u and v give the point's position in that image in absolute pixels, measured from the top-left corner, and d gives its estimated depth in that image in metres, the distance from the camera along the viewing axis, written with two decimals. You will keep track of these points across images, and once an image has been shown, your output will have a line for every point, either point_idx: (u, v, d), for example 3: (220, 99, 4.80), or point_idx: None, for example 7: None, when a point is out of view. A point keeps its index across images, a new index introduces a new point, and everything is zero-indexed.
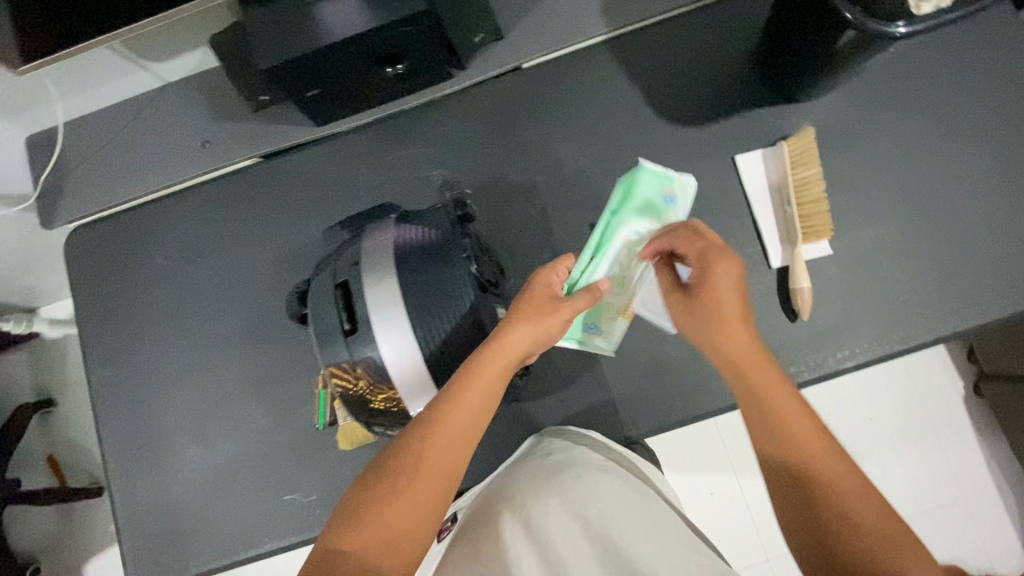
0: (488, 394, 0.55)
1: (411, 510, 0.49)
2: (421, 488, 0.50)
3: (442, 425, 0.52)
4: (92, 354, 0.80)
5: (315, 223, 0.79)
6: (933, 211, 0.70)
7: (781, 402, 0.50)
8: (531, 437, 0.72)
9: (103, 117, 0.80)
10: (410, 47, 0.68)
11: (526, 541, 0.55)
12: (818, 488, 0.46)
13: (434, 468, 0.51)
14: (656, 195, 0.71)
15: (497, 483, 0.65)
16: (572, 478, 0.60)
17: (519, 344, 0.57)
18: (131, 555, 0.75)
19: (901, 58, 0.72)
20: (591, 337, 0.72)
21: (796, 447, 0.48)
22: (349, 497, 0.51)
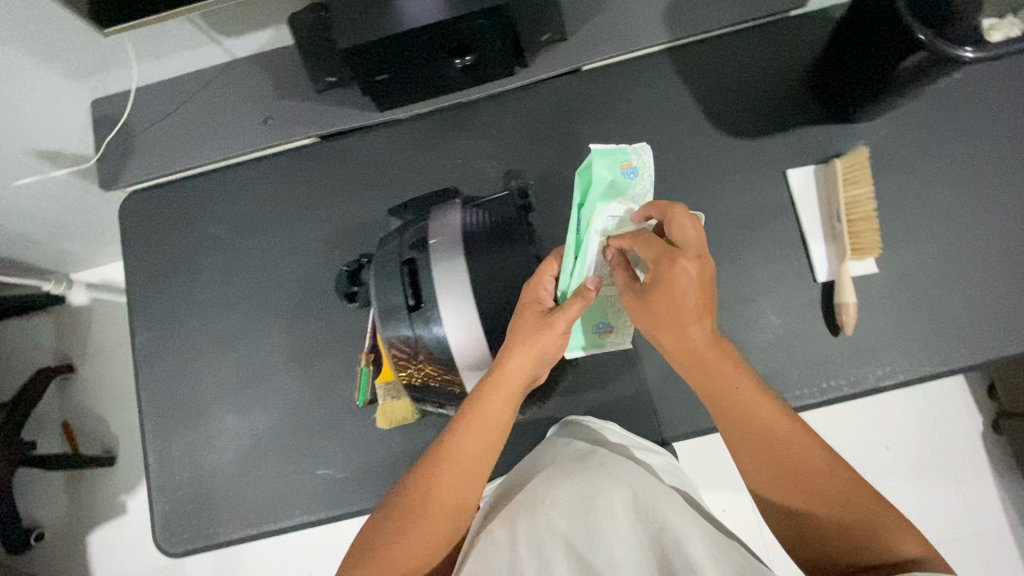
0: (495, 424, 0.55)
1: (423, 545, 0.53)
2: (430, 523, 0.53)
3: (450, 460, 0.54)
4: (140, 317, 0.81)
5: (368, 206, 0.81)
6: (980, 239, 0.71)
7: (760, 411, 0.51)
8: (554, 431, 0.72)
9: (169, 87, 0.82)
10: (481, 40, 0.70)
11: (543, 526, 0.55)
12: (798, 472, 0.50)
13: (444, 505, 0.53)
14: (617, 171, 0.57)
15: (520, 472, 0.67)
16: (592, 464, 0.61)
17: (523, 367, 0.55)
18: (163, 518, 0.76)
19: (957, 88, 0.73)
20: (604, 336, 0.69)
21: (779, 453, 0.50)
22: (369, 527, 0.55)
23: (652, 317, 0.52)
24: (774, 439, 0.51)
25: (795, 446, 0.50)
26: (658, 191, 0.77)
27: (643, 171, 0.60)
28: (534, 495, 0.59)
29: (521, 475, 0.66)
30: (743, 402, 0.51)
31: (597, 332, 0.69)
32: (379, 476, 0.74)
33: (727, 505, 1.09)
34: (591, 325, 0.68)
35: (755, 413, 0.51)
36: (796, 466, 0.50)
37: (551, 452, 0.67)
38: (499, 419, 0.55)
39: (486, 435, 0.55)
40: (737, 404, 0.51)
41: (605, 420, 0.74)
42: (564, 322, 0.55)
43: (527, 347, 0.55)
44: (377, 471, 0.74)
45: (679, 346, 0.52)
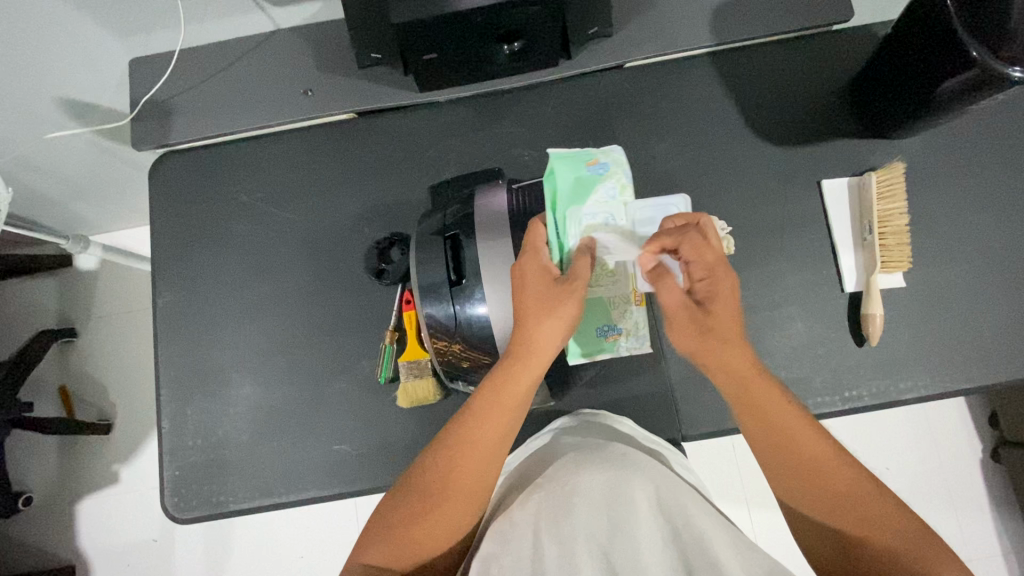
0: (517, 401, 0.54)
1: (443, 528, 0.51)
2: (449, 505, 0.51)
3: (471, 439, 0.53)
4: (164, 280, 0.81)
5: (401, 185, 0.81)
6: (1006, 262, 0.72)
7: (801, 429, 0.50)
8: (571, 420, 0.71)
9: (210, 52, 0.81)
10: (531, 28, 0.70)
11: (556, 521, 0.51)
12: (838, 495, 0.48)
13: (465, 488, 0.52)
14: (580, 171, 0.62)
15: (535, 459, 0.66)
16: (616, 452, 0.60)
17: (546, 340, 0.54)
18: (172, 483, 0.75)
19: (992, 113, 0.74)
20: (613, 339, 0.66)
21: (813, 471, 0.49)
22: (380, 511, 0.53)
23: (706, 331, 0.52)
24: (814, 458, 0.49)
25: (834, 466, 0.49)
26: (691, 191, 0.78)
27: (614, 168, 0.63)
28: (555, 478, 0.58)
29: (539, 461, 0.65)
30: (780, 419, 0.50)
31: (604, 335, 0.66)
32: (395, 455, 0.74)
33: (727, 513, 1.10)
34: (594, 325, 0.66)
35: (793, 430, 0.50)
36: (832, 485, 0.49)
37: (568, 442, 0.65)
38: (519, 392, 0.54)
39: (507, 412, 0.53)
40: (771, 420, 0.50)
41: (619, 414, 0.73)
42: (583, 287, 0.55)
43: (549, 319, 0.54)
44: (393, 450, 0.74)
45: (729, 365, 0.51)
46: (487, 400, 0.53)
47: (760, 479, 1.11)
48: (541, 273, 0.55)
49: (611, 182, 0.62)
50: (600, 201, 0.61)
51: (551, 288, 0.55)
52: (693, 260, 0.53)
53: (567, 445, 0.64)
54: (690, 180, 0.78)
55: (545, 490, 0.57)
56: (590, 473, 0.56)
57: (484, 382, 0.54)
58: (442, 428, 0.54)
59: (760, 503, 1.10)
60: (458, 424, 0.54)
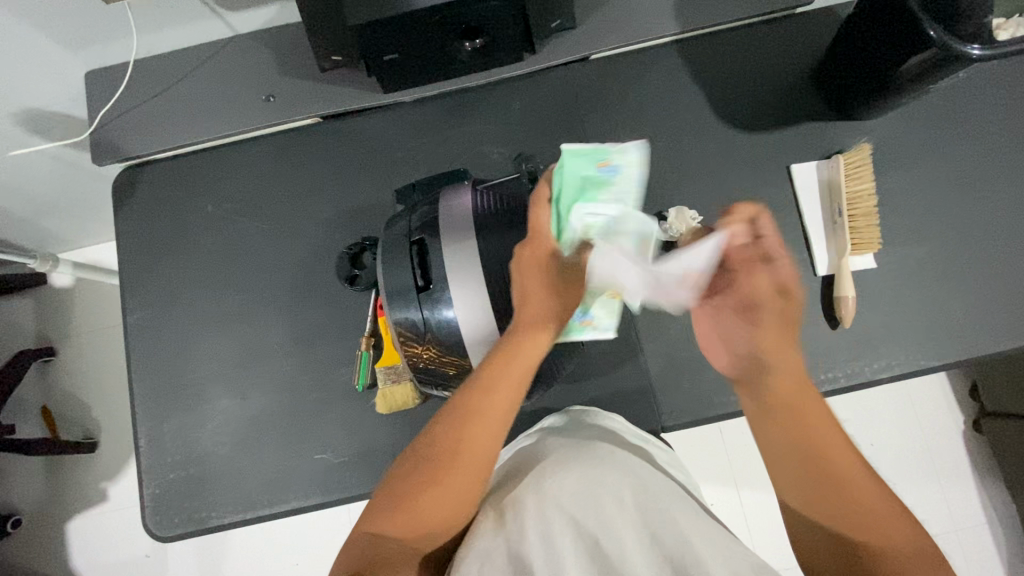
0: (523, 381, 0.53)
1: (446, 502, 0.51)
2: (453, 479, 0.51)
3: (480, 415, 0.52)
4: (135, 297, 0.79)
5: (371, 188, 0.80)
6: (974, 237, 0.73)
7: (832, 435, 0.48)
8: (563, 415, 0.72)
9: (167, 60, 0.79)
10: (491, 22, 0.69)
11: (553, 511, 0.52)
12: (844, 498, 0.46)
13: (470, 461, 0.51)
14: (590, 171, 0.57)
15: (526, 452, 0.66)
16: (606, 450, 0.60)
17: (556, 318, 0.55)
18: (152, 502, 0.74)
19: (956, 89, 0.75)
20: (583, 323, 0.64)
21: (824, 473, 0.47)
22: (384, 488, 0.53)
23: (787, 322, 0.51)
24: (835, 466, 0.47)
25: (855, 479, 0.47)
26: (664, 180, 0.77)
27: (630, 170, 0.58)
28: (546, 468, 0.58)
29: (530, 452, 0.65)
30: (809, 420, 0.48)
31: (580, 319, 0.63)
32: (377, 461, 0.73)
33: (716, 497, 1.11)
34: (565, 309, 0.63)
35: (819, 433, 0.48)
36: (850, 497, 0.46)
37: (562, 434, 0.66)
38: (526, 371, 0.53)
39: (514, 391, 0.53)
40: (804, 417, 0.48)
41: (608, 411, 0.73)
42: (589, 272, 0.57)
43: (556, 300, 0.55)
44: (376, 455, 0.73)
45: (787, 357, 0.50)
46: (493, 379, 0.53)
47: (749, 464, 1.12)
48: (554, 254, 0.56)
49: (622, 188, 0.57)
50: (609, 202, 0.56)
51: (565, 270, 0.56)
52: (774, 251, 0.50)
53: (559, 441, 0.64)
54: (662, 169, 0.77)
55: (536, 479, 0.57)
56: (582, 474, 0.55)
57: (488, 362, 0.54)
58: (446, 404, 0.54)
59: (748, 485, 1.11)
60: (461, 401, 0.53)
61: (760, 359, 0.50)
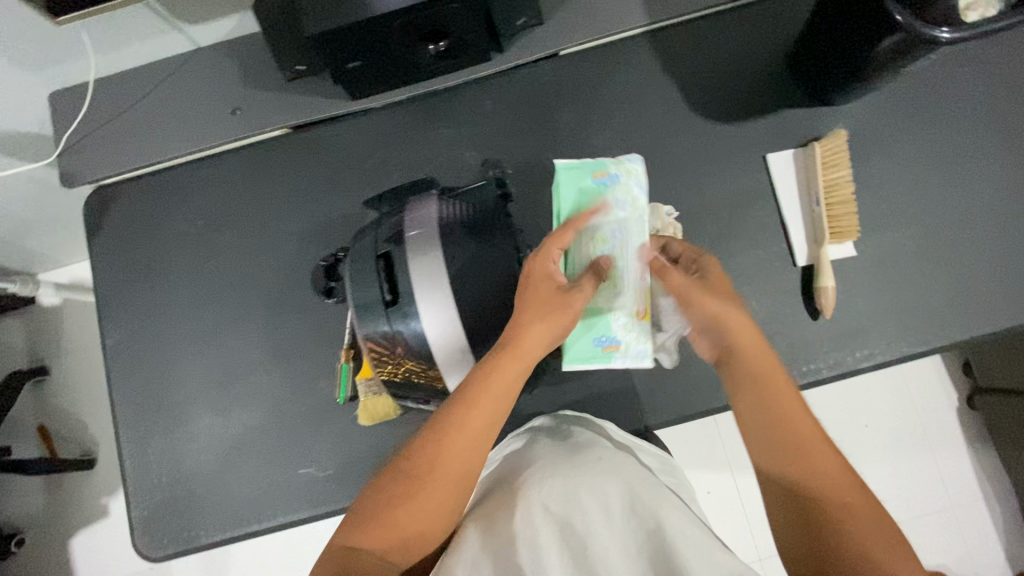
0: (506, 394, 0.54)
1: (425, 514, 0.51)
2: (433, 491, 0.51)
3: (458, 428, 0.52)
4: (113, 319, 0.79)
5: (343, 197, 0.79)
6: (955, 219, 0.72)
7: (792, 416, 0.51)
8: (551, 418, 0.71)
9: (131, 78, 0.78)
10: (454, 24, 0.67)
11: (543, 518, 0.53)
12: (803, 476, 0.49)
13: (452, 472, 0.52)
14: (587, 182, 0.67)
15: (511, 459, 0.65)
16: (591, 457, 0.60)
17: (540, 341, 0.55)
18: (141, 523, 0.74)
19: (932, 69, 0.74)
20: (610, 349, 0.65)
21: (794, 446, 0.50)
22: (365, 495, 0.53)
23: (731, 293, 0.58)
24: (808, 450, 0.49)
25: (814, 450, 0.49)
26: None
27: (627, 176, 0.67)
28: (535, 476, 0.58)
29: (517, 457, 0.65)
30: (779, 397, 0.52)
31: (602, 345, 0.65)
32: (362, 473, 0.73)
33: (712, 486, 1.11)
34: (592, 335, 0.65)
35: (793, 422, 0.51)
36: (814, 476, 0.48)
37: (552, 439, 0.65)
38: (507, 389, 0.54)
39: (494, 410, 0.53)
40: (770, 396, 0.52)
41: (600, 418, 0.72)
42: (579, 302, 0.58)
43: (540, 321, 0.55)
44: (360, 467, 0.73)
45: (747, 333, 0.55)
46: (473, 394, 0.53)
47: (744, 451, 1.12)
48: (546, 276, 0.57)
49: (620, 192, 0.65)
50: (607, 208, 0.65)
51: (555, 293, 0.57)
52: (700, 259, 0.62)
53: (544, 449, 0.63)
54: None
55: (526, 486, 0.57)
56: (567, 483, 0.56)
57: (471, 377, 0.54)
58: (431, 416, 0.54)
59: (744, 472, 1.11)
60: (444, 414, 0.53)
61: (717, 323, 0.56)
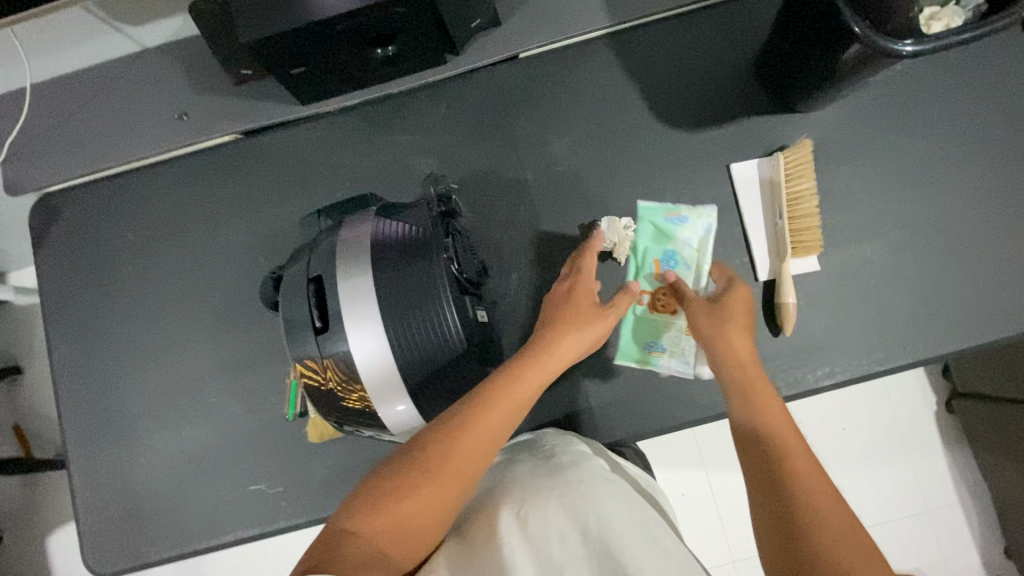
0: (525, 400, 0.55)
1: (428, 508, 0.48)
2: (440, 487, 0.49)
3: (474, 422, 0.51)
4: (59, 334, 0.77)
5: (295, 206, 0.76)
6: (920, 231, 0.70)
7: (776, 417, 0.52)
8: (534, 436, 0.69)
9: (72, 82, 0.75)
10: (399, 31, 0.64)
11: (517, 540, 0.50)
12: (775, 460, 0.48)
13: (461, 467, 0.50)
14: (664, 226, 0.72)
15: (489, 477, 0.63)
16: (571, 478, 0.57)
17: (569, 350, 0.60)
18: (91, 539, 0.73)
19: (901, 76, 0.71)
20: (658, 355, 0.70)
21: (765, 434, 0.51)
22: (367, 484, 0.50)
23: (743, 314, 0.63)
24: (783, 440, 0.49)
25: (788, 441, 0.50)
26: (598, 188, 0.73)
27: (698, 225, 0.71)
28: (512, 499, 0.55)
29: (495, 480, 0.61)
30: (761, 397, 0.55)
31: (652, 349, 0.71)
32: (313, 490, 0.72)
33: (687, 490, 1.10)
34: (646, 338, 0.71)
35: (770, 418, 0.52)
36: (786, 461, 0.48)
37: (534, 459, 0.62)
38: (528, 395, 0.56)
39: (513, 410, 0.54)
40: (753, 396, 0.55)
41: (581, 435, 0.69)
42: (614, 317, 0.64)
43: (572, 334, 0.61)
44: (310, 484, 0.72)
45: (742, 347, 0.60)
46: (495, 391, 0.54)
47: (718, 457, 1.10)
48: (590, 296, 0.65)
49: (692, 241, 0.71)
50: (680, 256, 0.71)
51: (592, 305, 0.64)
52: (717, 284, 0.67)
53: (525, 469, 0.60)
54: (596, 175, 0.74)
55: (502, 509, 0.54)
56: (545, 506, 0.53)
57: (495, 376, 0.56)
58: (447, 409, 0.53)
59: (719, 476, 1.10)
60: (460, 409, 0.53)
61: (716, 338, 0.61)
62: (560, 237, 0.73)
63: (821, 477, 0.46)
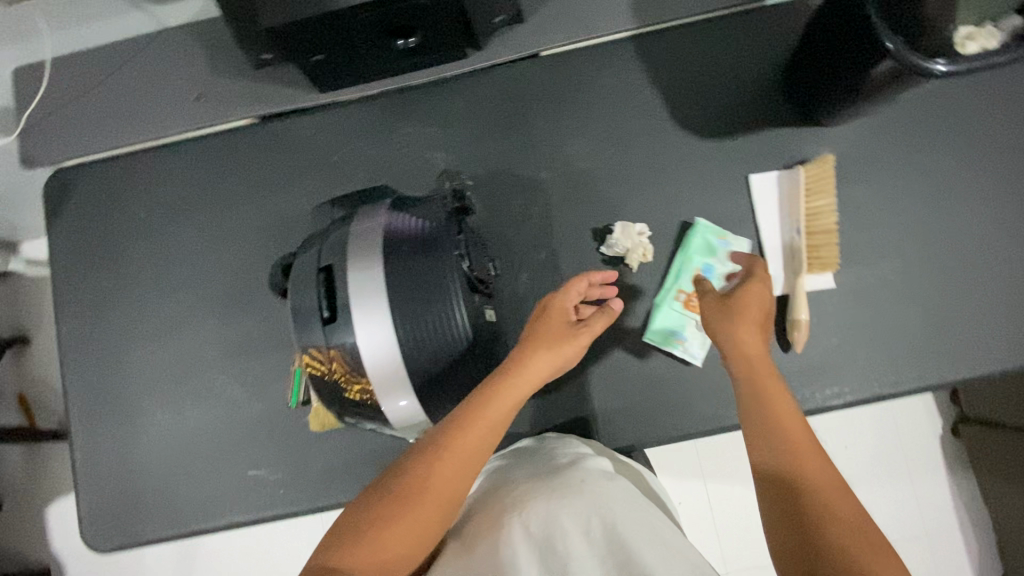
0: (503, 416, 0.54)
1: (410, 536, 0.49)
2: (420, 512, 0.49)
3: (451, 446, 0.52)
4: (68, 308, 0.77)
5: (307, 193, 0.76)
6: (939, 254, 0.68)
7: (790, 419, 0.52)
8: (535, 440, 0.68)
9: (93, 57, 0.75)
10: (423, 22, 0.63)
11: (521, 545, 0.51)
12: (793, 464, 0.49)
13: (441, 492, 0.50)
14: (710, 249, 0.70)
15: (491, 480, 0.63)
16: (570, 478, 0.56)
17: (543, 367, 0.58)
18: (89, 514, 0.74)
19: (929, 95, 0.70)
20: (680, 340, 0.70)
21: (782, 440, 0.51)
22: (348, 514, 0.51)
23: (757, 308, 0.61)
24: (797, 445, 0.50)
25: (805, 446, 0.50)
26: (614, 192, 0.72)
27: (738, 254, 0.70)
28: (513, 502, 0.55)
29: (497, 483, 0.61)
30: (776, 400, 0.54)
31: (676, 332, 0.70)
32: (310, 479, 0.72)
33: (683, 499, 1.09)
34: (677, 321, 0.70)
35: (785, 422, 0.52)
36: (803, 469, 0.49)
37: (534, 462, 0.62)
38: (505, 412, 0.55)
39: (487, 430, 0.53)
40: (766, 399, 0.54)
41: (583, 437, 0.68)
42: (586, 339, 0.61)
43: (544, 351, 0.58)
44: (309, 473, 0.72)
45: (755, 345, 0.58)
46: (472, 412, 0.53)
47: (716, 468, 1.10)
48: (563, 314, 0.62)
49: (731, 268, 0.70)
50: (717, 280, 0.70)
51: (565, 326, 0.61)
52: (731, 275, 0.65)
53: (524, 472, 0.60)
54: (613, 179, 0.73)
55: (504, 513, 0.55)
56: (546, 507, 0.53)
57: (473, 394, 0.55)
58: (423, 435, 0.53)
59: (717, 488, 1.09)
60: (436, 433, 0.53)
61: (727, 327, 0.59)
62: (573, 240, 0.72)
63: (830, 479, 0.48)
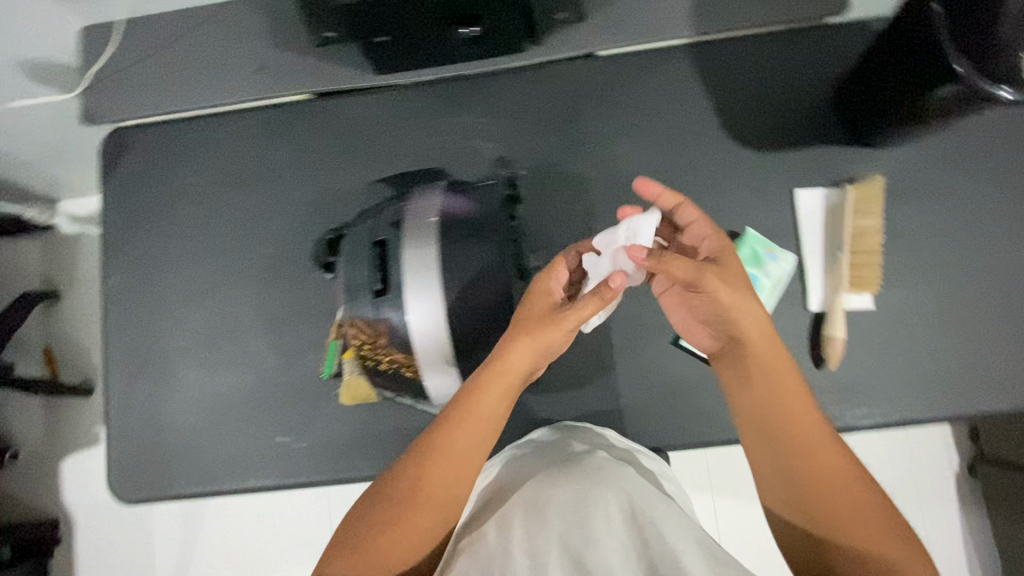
0: (494, 413, 0.52)
1: (410, 539, 0.49)
2: (421, 514, 0.49)
3: (444, 449, 0.50)
4: (115, 263, 0.79)
5: (355, 171, 0.78)
6: (980, 285, 0.68)
7: (819, 444, 0.49)
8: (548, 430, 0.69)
9: (159, 22, 0.77)
10: (488, 12, 0.64)
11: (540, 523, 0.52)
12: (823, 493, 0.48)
13: (437, 496, 0.50)
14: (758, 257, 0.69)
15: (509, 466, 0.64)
16: (588, 465, 0.58)
17: (525, 359, 0.53)
18: (118, 464, 0.75)
19: (983, 125, 0.69)
20: None
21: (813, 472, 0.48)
22: (351, 519, 0.51)
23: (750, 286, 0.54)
24: (819, 471, 0.48)
25: (837, 472, 0.48)
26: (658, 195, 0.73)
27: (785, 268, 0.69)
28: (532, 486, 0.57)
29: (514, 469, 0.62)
30: (806, 429, 0.49)
31: None
32: (335, 450, 0.73)
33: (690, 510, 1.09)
34: None
35: (812, 452, 0.49)
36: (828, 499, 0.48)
37: (551, 451, 0.63)
38: (496, 410, 0.52)
39: (478, 431, 0.51)
40: (793, 424, 0.50)
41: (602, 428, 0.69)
42: (569, 323, 0.53)
43: (523, 342, 0.53)
44: (334, 444, 0.73)
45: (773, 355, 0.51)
46: (461, 413, 0.51)
47: (727, 483, 1.09)
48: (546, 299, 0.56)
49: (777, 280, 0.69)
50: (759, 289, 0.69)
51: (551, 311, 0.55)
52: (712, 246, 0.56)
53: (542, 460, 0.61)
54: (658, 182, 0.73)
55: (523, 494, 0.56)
56: (565, 490, 0.54)
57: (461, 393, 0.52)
58: (416, 439, 0.52)
59: (726, 502, 1.09)
60: (429, 436, 0.51)
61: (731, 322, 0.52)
62: None
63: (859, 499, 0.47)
